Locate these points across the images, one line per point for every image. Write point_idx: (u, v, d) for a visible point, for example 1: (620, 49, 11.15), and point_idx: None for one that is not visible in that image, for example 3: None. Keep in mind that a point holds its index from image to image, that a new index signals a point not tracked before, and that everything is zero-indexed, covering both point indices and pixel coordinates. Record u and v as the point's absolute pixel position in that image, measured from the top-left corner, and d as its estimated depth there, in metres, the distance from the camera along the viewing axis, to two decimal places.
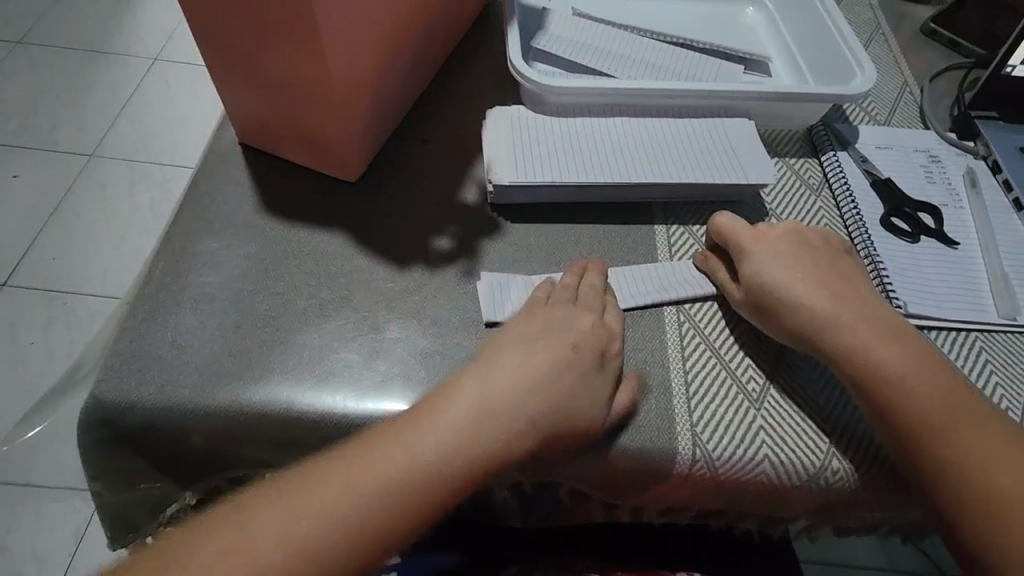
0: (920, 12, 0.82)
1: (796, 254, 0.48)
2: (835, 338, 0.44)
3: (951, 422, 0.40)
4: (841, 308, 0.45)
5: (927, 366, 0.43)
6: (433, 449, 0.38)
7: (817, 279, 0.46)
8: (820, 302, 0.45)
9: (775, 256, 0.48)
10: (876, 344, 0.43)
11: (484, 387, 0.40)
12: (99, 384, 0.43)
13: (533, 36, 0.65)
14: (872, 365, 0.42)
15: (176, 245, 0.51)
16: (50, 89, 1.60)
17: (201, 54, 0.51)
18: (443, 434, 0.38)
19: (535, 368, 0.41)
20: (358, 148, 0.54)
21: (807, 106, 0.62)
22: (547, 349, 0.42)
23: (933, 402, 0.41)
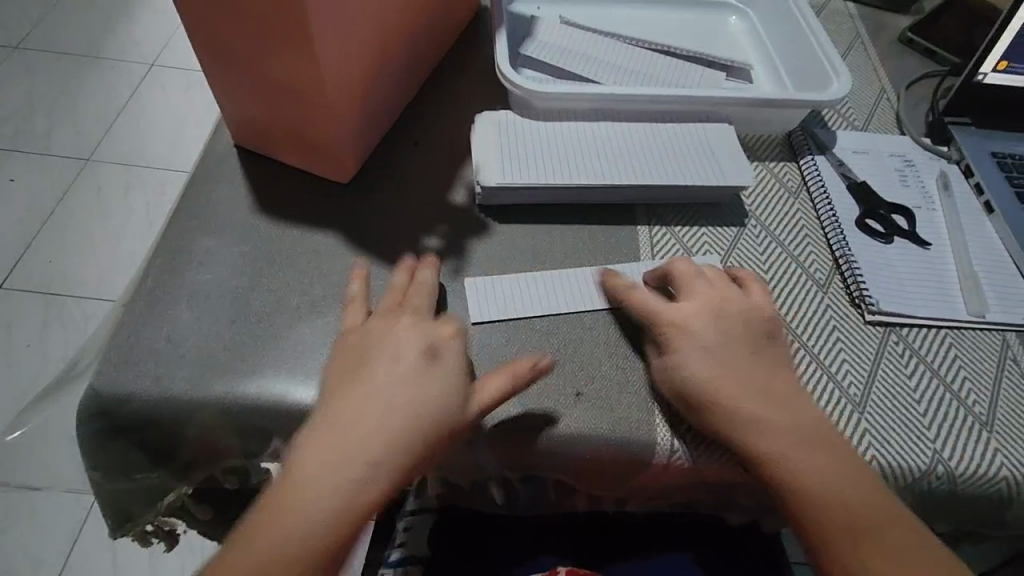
0: (899, 20, 0.84)
1: (694, 316, 0.47)
2: (724, 416, 0.43)
3: (828, 494, 0.40)
4: (735, 374, 0.44)
5: (815, 433, 0.43)
6: (371, 445, 0.39)
7: (708, 344, 0.45)
8: (705, 366, 0.44)
9: (672, 319, 0.47)
10: (766, 409, 0.43)
11: (384, 391, 0.41)
12: (97, 377, 0.45)
13: (522, 44, 0.67)
14: (761, 428, 0.43)
15: (172, 244, 0.52)
16: (47, 93, 1.61)
17: (198, 59, 0.53)
18: (349, 449, 0.39)
19: (440, 368, 0.43)
20: (351, 151, 0.56)
21: (786, 112, 0.64)
22: (402, 358, 0.43)
23: (808, 466, 0.41)
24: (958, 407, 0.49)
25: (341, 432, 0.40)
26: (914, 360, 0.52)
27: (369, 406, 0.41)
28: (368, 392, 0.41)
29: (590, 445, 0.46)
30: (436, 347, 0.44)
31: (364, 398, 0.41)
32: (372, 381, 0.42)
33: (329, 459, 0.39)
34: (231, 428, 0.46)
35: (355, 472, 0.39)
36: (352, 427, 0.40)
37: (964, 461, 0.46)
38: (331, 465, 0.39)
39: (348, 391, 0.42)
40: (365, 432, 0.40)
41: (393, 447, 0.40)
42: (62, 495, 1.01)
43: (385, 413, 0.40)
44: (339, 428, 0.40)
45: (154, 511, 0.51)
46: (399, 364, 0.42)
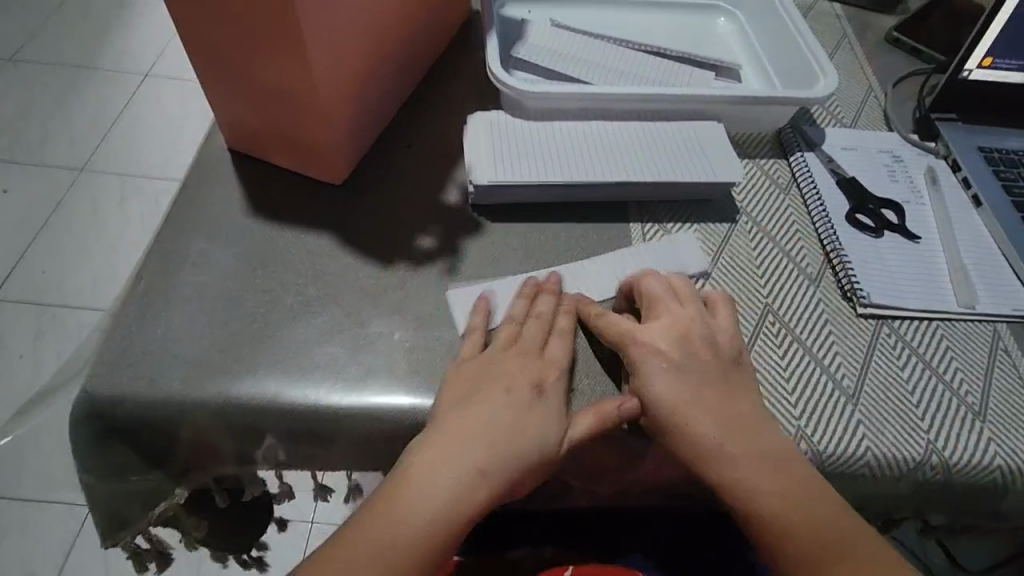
0: (884, 20, 0.85)
1: (673, 343, 0.45)
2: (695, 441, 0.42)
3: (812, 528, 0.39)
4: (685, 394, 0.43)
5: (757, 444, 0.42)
6: (457, 478, 0.39)
7: (671, 372, 0.44)
8: (668, 386, 0.43)
9: (642, 345, 0.45)
10: (710, 420, 0.42)
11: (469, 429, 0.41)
12: (92, 379, 0.45)
13: (513, 46, 0.68)
14: (719, 446, 0.42)
15: (166, 247, 0.52)
16: (40, 104, 1.61)
17: (190, 63, 0.53)
18: (487, 474, 0.40)
19: (522, 411, 0.42)
20: (343, 152, 0.56)
21: (774, 110, 0.64)
22: (513, 391, 0.43)
23: (762, 485, 0.41)
24: (951, 397, 0.50)
25: (461, 455, 0.40)
26: (906, 352, 0.52)
27: (481, 431, 0.41)
28: (485, 417, 0.41)
29: (586, 440, 0.46)
30: (544, 380, 0.44)
31: (488, 427, 0.41)
32: (483, 407, 0.42)
33: (425, 487, 0.39)
34: (226, 428, 0.45)
35: (442, 506, 0.38)
36: (504, 448, 0.40)
37: (958, 450, 0.47)
38: (422, 494, 0.39)
39: (452, 417, 0.42)
40: (480, 459, 0.40)
41: (478, 472, 0.40)
42: (56, 506, 1.01)
43: (488, 435, 0.41)
44: (447, 451, 0.40)
45: (148, 521, 0.50)
46: (520, 392, 0.43)
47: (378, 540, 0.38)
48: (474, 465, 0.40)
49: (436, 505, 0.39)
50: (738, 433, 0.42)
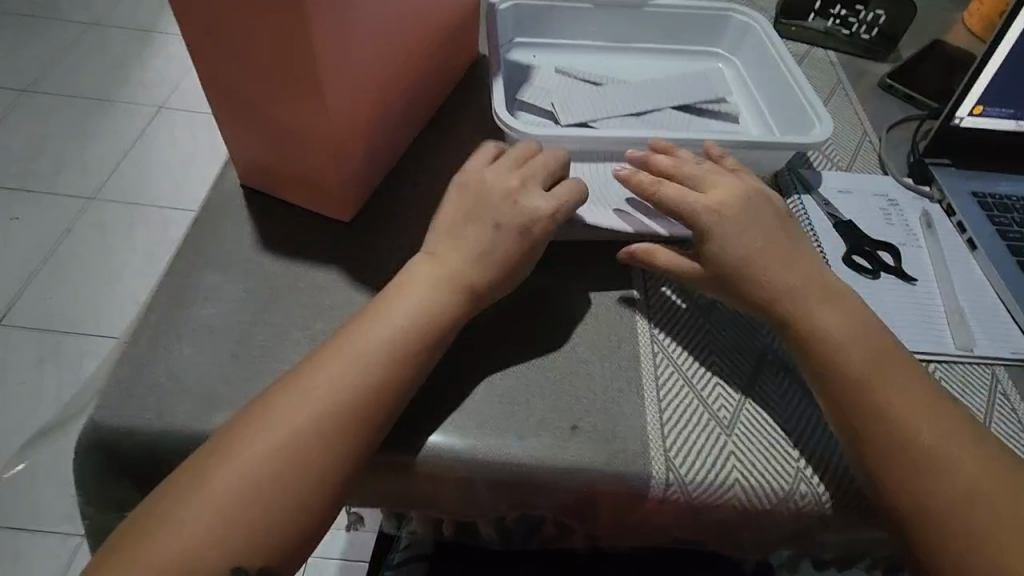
0: (878, 67, 0.88)
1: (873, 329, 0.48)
2: (893, 423, 0.44)
3: (958, 484, 0.42)
4: (920, 390, 0.46)
5: (942, 431, 0.44)
6: (285, 437, 0.41)
7: (919, 378, 0.47)
8: (908, 389, 0.46)
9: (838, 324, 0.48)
10: (916, 387, 0.46)
11: (317, 399, 0.42)
12: (98, 410, 0.45)
13: (518, 90, 0.71)
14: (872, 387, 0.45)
15: (177, 280, 0.53)
16: (56, 135, 1.65)
17: (208, 102, 0.55)
18: (250, 477, 0.39)
19: (345, 387, 0.43)
20: (353, 188, 0.58)
21: (771, 154, 0.66)
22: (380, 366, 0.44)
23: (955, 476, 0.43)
24: None
25: (247, 456, 0.40)
26: None
27: (285, 427, 0.41)
28: (284, 420, 0.41)
29: (584, 479, 0.46)
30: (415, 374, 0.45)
31: (273, 431, 0.41)
32: (279, 412, 0.42)
33: (206, 486, 0.39)
34: None
35: (258, 469, 0.40)
36: (272, 451, 0.40)
37: None
38: (197, 494, 0.39)
39: (257, 420, 0.41)
40: (297, 438, 0.41)
41: (259, 476, 0.39)
42: (49, 537, 1.00)
43: (320, 404, 0.42)
44: (282, 410, 0.42)
45: None
46: (301, 396, 0.42)
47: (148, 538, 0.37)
48: (250, 469, 0.39)
49: (219, 506, 0.38)
50: (945, 424, 0.45)
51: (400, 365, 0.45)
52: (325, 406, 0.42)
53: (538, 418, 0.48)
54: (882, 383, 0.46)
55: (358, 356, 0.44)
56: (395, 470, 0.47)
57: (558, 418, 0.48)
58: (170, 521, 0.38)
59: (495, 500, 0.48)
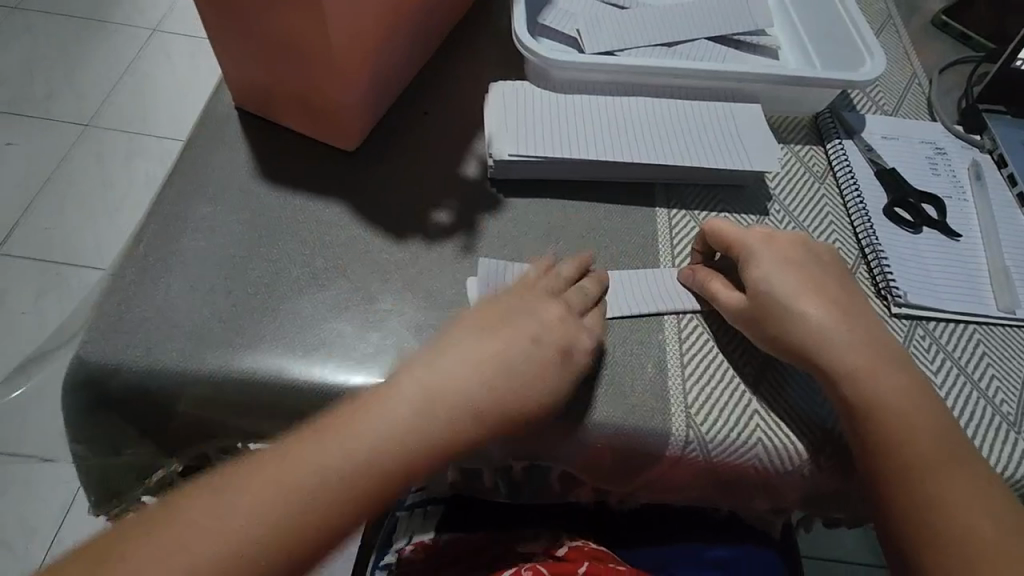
0: (931, 3, 0.81)
1: (775, 236, 0.47)
2: (786, 308, 0.44)
3: (881, 382, 0.42)
4: (804, 279, 0.45)
5: (857, 326, 0.44)
6: (401, 430, 0.37)
7: (793, 264, 0.46)
8: (787, 277, 0.45)
9: (757, 236, 0.47)
10: (833, 334, 0.43)
11: (434, 386, 0.38)
12: (87, 345, 0.42)
13: (539, 12, 0.64)
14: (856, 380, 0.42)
15: (167, 209, 0.50)
16: (45, 56, 1.57)
17: (199, 12, 0.50)
18: (320, 486, 0.35)
19: (476, 378, 0.39)
20: (357, 115, 0.53)
21: (814, 92, 0.61)
22: (517, 357, 0.41)
23: (880, 389, 0.42)
24: (986, 406, 0.47)
25: (306, 463, 0.35)
26: (940, 356, 0.49)
27: (391, 417, 0.37)
28: (364, 431, 0.36)
29: (598, 435, 0.44)
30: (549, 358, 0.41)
31: (342, 444, 0.36)
32: (358, 419, 0.37)
33: (266, 491, 0.34)
34: (228, 403, 0.44)
35: (356, 457, 0.36)
36: (335, 462, 0.36)
37: (991, 462, 0.44)
38: (267, 480, 0.34)
39: (356, 411, 0.37)
40: (406, 428, 0.37)
41: (313, 493, 0.35)
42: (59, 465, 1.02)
43: (440, 394, 0.38)
44: (391, 402, 0.38)
45: (142, 488, 0.48)
46: (405, 410, 0.38)
47: (166, 545, 0.32)
48: (323, 478, 0.35)
49: (294, 496, 0.34)
50: (854, 318, 0.44)
51: (532, 364, 0.41)
52: (440, 405, 0.38)
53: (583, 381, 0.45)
54: (763, 278, 0.45)
55: (470, 367, 0.40)
56: None
57: None
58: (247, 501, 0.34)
59: (504, 453, 0.46)
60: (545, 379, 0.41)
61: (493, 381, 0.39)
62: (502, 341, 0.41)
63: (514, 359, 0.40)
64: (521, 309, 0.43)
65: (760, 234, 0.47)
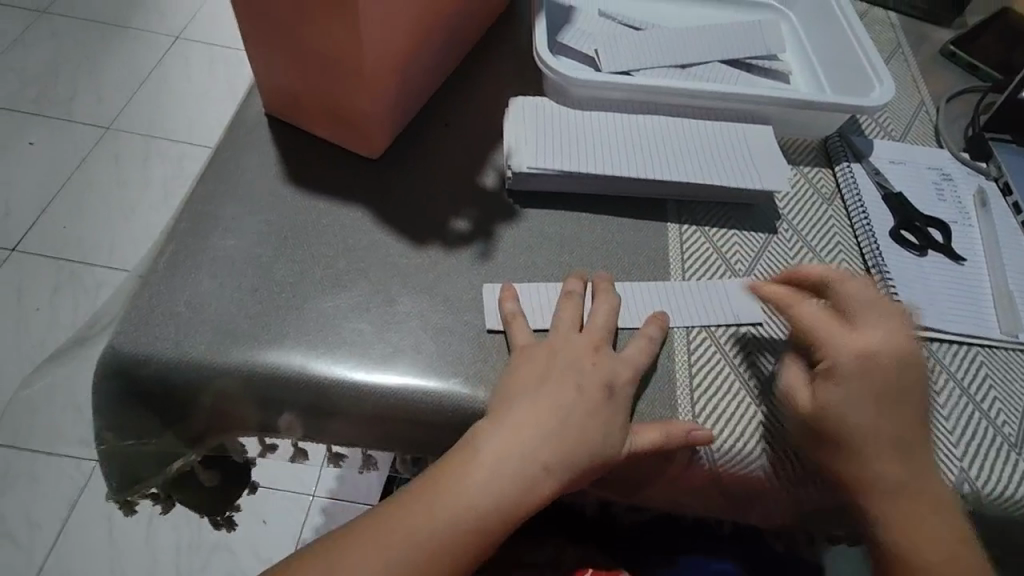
0: (940, 33, 0.83)
1: (867, 357, 0.42)
2: (839, 407, 0.41)
3: (903, 480, 0.41)
4: (881, 416, 0.41)
5: (907, 435, 0.42)
6: (505, 479, 0.39)
7: (863, 390, 0.42)
8: (860, 414, 0.41)
9: (850, 355, 0.42)
10: (871, 429, 0.41)
11: (517, 429, 0.41)
12: (119, 335, 0.44)
13: (559, 31, 0.67)
14: (889, 487, 0.41)
15: (198, 209, 0.52)
16: (71, 59, 1.61)
17: (238, 23, 0.52)
18: (429, 541, 0.38)
19: (560, 414, 0.42)
20: (383, 124, 0.55)
21: (824, 116, 0.63)
22: (585, 390, 0.43)
23: (905, 499, 0.41)
24: (989, 428, 0.48)
25: (422, 529, 0.38)
26: (943, 376, 0.50)
27: (489, 469, 0.40)
28: (471, 487, 0.39)
29: None
30: (614, 385, 0.44)
31: (457, 504, 0.39)
32: (457, 472, 0.40)
33: (376, 546, 0.38)
34: (250, 397, 0.45)
35: (459, 513, 0.39)
36: (452, 522, 0.39)
37: (991, 481, 0.45)
38: (381, 541, 0.38)
39: (452, 465, 0.40)
40: (510, 474, 0.40)
41: (442, 554, 0.38)
42: (64, 459, 1.03)
43: (528, 436, 0.41)
44: (489, 450, 0.40)
45: (163, 476, 0.50)
46: (497, 456, 0.40)
47: None
48: (431, 533, 0.38)
49: (405, 549, 0.38)
50: (903, 433, 0.42)
51: (604, 398, 0.43)
52: (531, 447, 0.40)
53: None
54: (842, 356, 0.43)
55: (546, 403, 0.42)
56: (413, 422, 0.45)
57: None
58: (365, 558, 0.38)
59: None
60: (617, 409, 0.43)
61: (574, 418, 0.42)
62: (574, 371, 0.44)
63: (594, 414, 0.42)
64: (578, 367, 0.44)
65: (851, 351, 0.43)
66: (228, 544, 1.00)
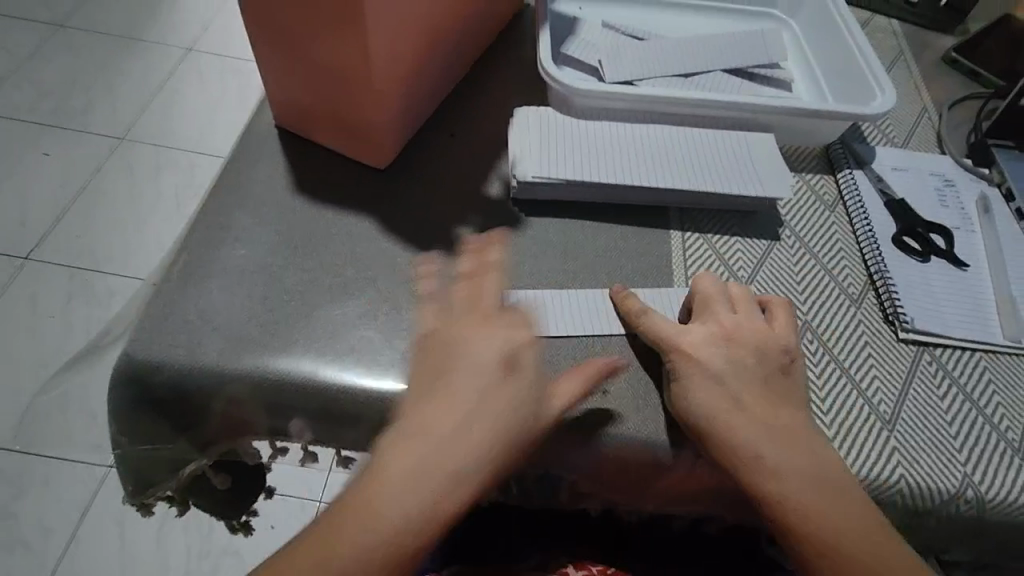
0: (942, 40, 0.83)
1: (700, 348, 0.45)
2: (688, 398, 0.43)
3: (799, 464, 0.40)
4: (727, 397, 0.43)
5: (783, 421, 0.42)
6: (450, 453, 0.38)
7: (720, 376, 0.43)
8: (710, 400, 0.43)
9: (684, 347, 0.45)
10: (738, 415, 0.42)
11: (465, 406, 0.40)
12: (134, 342, 0.45)
13: (563, 43, 0.68)
14: (775, 468, 0.40)
15: (211, 218, 0.53)
16: (84, 71, 1.64)
17: (250, 38, 0.54)
18: (388, 523, 0.36)
19: (496, 394, 0.40)
20: (391, 136, 0.56)
21: (825, 124, 0.63)
22: (498, 366, 0.41)
23: (795, 481, 0.40)
24: (993, 434, 0.48)
25: (382, 510, 0.36)
26: (946, 382, 0.51)
27: (425, 448, 0.38)
28: (385, 503, 0.36)
29: (614, 447, 0.45)
30: (514, 353, 0.43)
31: (397, 485, 0.37)
32: (393, 457, 0.38)
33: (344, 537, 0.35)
34: (261, 403, 0.46)
35: (411, 492, 0.37)
36: (405, 499, 0.36)
37: (994, 486, 0.45)
38: (346, 533, 0.35)
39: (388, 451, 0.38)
40: (471, 445, 0.39)
41: (403, 535, 0.36)
42: (76, 465, 1.05)
43: (482, 412, 0.40)
44: (421, 434, 0.39)
45: (175, 481, 0.51)
46: (432, 433, 0.39)
47: None
48: (386, 515, 0.36)
49: (366, 537, 0.35)
50: (781, 421, 0.42)
51: (510, 357, 0.42)
52: (481, 423, 0.39)
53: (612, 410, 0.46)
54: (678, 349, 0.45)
55: (456, 371, 0.41)
56: None
57: None
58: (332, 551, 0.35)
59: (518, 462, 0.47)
60: (530, 382, 0.42)
61: (505, 389, 0.41)
62: (471, 342, 0.42)
63: (502, 399, 0.40)
64: (475, 351, 0.42)
65: (687, 343, 0.45)
66: (236, 549, 1.01)
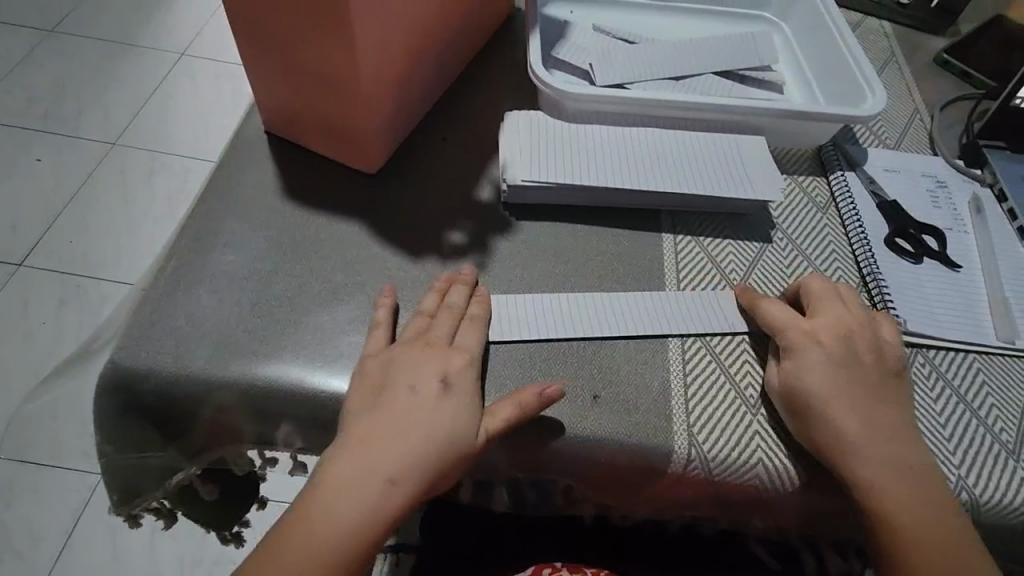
0: (933, 42, 0.83)
1: (823, 337, 0.46)
2: (805, 379, 0.44)
3: (881, 447, 0.42)
4: (842, 381, 0.44)
5: (874, 403, 0.44)
6: (370, 483, 0.39)
7: (835, 360, 0.45)
8: (824, 383, 0.44)
9: (806, 334, 0.46)
10: (847, 400, 0.43)
11: (388, 432, 0.40)
12: (120, 350, 0.45)
13: (554, 46, 0.68)
14: (860, 448, 0.42)
15: (199, 224, 0.53)
16: (78, 77, 1.64)
17: (237, 43, 0.53)
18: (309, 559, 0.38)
19: (410, 420, 0.41)
20: (380, 141, 0.56)
21: (816, 126, 0.63)
22: (417, 389, 0.42)
23: (882, 460, 0.42)
24: (986, 435, 0.48)
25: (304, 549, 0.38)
26: (940, 383, 0.50)
27: (352, 477, 0.39)
28: (330, 504, 0.39)
29: (605, 452, 0.45)
30: (450, 376, 0.43)
31: (322, 518, 0.38)
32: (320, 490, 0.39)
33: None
34: (249, 410, 0.46)
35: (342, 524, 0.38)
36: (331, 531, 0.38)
37: (988, 488, 0.45)
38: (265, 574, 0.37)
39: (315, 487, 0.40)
40: (388, 470, 0.40)
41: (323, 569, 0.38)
42: (69, 473, 1.04)
43: (396, 442, 0.40)
44: (341, 464, 0.40)
45: (163, 490, 0.51)
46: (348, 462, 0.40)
47: None
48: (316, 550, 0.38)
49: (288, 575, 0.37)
50: (879, 405, 0.44)
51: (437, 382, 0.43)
52: (398, 447, 0.40)
53: (602, 415, 0.46)
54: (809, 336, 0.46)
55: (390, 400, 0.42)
56: None
57: (580, 388, 0.47)
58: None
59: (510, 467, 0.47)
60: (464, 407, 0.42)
61: (424, 414, 0.41)
62: (418, 367, 0.43)
63: (429, 420, 0.41)
64: (413, 369, 0.43)
65: (808, 330, 0.46)
66: (230, 557, 1.00)
